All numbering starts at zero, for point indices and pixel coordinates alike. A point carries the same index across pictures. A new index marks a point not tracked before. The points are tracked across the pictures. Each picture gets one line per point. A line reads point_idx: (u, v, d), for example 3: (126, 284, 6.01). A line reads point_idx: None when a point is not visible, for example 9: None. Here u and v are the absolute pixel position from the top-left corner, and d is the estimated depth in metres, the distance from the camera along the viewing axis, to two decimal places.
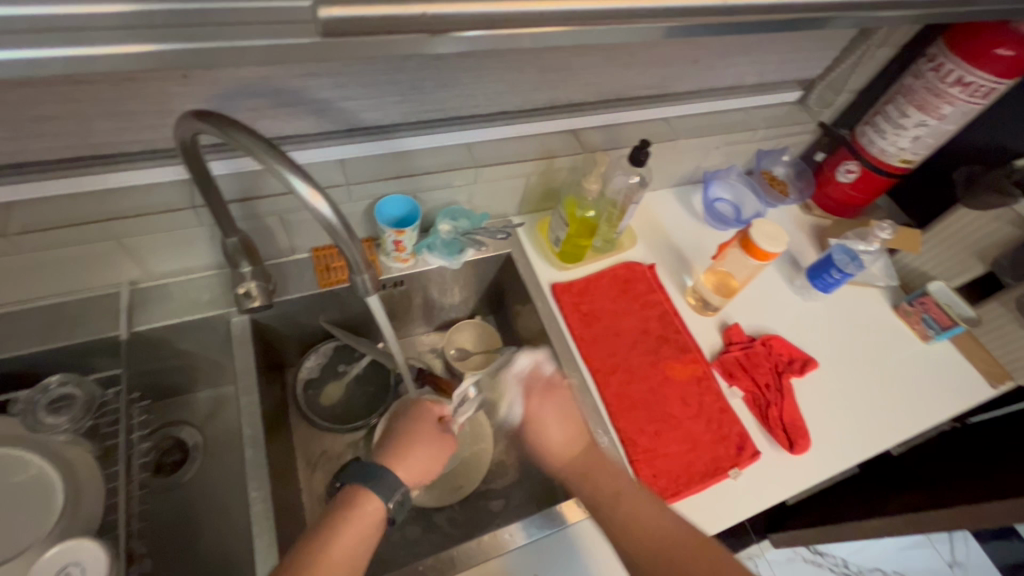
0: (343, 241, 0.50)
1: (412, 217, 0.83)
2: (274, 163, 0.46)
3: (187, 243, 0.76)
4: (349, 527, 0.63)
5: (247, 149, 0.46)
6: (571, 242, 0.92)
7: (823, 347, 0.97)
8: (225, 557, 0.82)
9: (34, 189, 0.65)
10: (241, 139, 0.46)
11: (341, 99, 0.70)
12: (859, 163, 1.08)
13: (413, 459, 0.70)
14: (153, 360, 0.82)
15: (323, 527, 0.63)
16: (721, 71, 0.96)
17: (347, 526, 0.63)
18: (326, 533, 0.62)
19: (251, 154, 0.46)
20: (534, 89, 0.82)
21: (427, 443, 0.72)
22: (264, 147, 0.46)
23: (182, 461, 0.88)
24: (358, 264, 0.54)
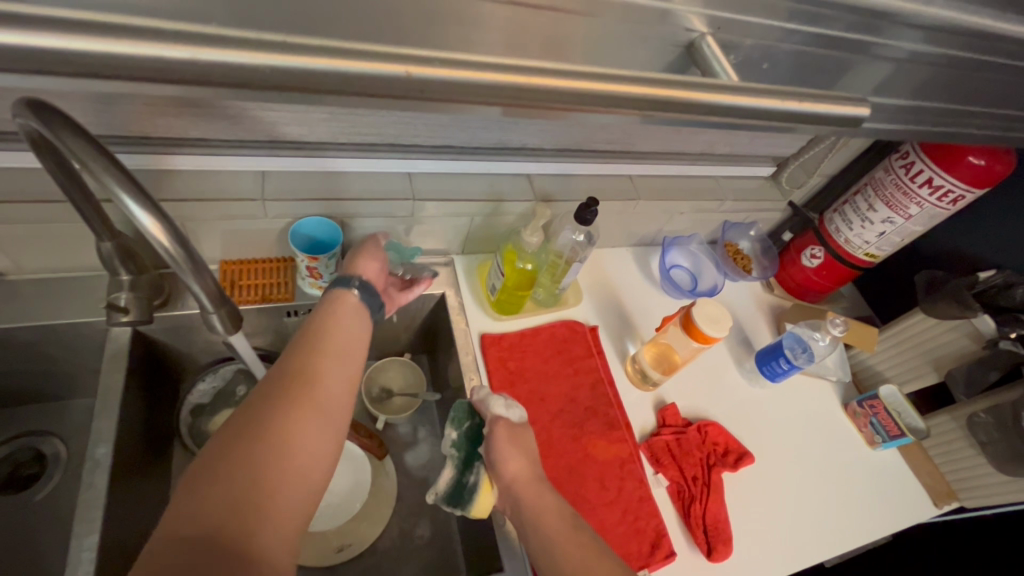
0: (188, 276, 0.46)
1: (333, 243, 0.76)
2: (109, 181, 0.41)
3: (65, 239, 0.68)
4: (312, 413, 0.53)
5: (75, 156, 0.40)
6: (508, 292, 0.86)
7: (763, 441, 0.91)
8: None
9: None
10: (76, 146, 0.40)
11: (258, 109, 0.63)
12: (824, 250, 1.04)
13: (346, 317, 0.64)
14: (11, 361, 0.72)
15: (282, 397, 0.53)
16: (689, 137, 0.92)
17: (307, 409, 0.53)
18: (287, 407, 0.52)
19: (83, 167, 0.41)
20: (484, 128, 0.76)
21: (359, 331, 0.64)
22: (99, 159, 0.40)
23: (38, 476, 0.77)
24: (206, 302, 0.50)
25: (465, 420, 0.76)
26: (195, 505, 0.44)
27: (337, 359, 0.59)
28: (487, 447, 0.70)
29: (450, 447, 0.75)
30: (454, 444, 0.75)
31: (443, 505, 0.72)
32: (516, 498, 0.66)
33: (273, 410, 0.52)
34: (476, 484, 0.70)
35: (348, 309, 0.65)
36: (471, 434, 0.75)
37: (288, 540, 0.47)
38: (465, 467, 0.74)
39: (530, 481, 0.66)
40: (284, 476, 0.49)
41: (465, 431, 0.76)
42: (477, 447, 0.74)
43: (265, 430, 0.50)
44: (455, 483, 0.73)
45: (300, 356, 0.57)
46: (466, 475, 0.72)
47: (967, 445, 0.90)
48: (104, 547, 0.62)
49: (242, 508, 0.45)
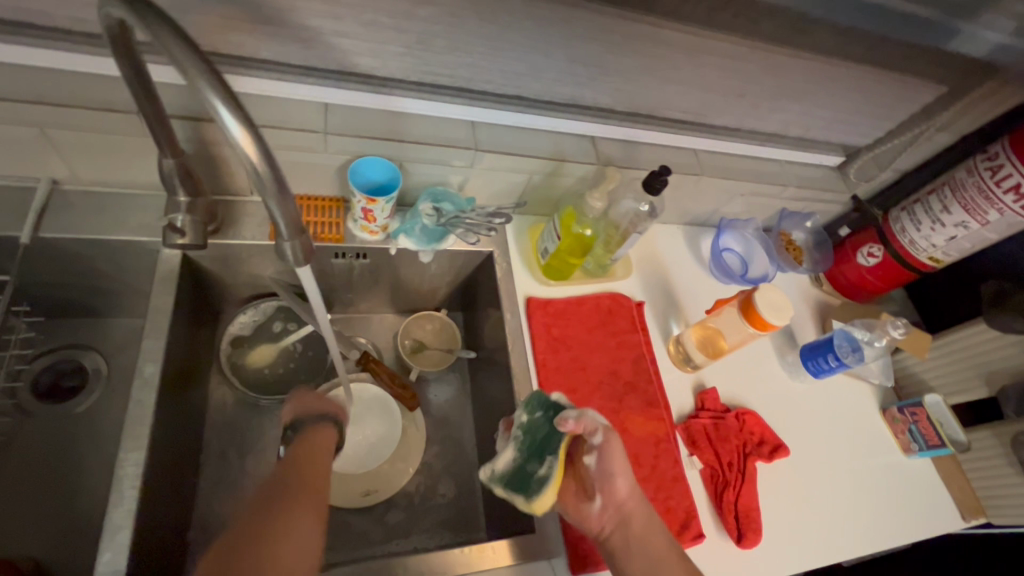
0: (272, 199, 0.44)
1: (391, 186, 0.73)
2: (203, 88, 0.38)
3: (122, 152, 0.66)
4: (299, 511, 0.53)
5: (170, 56, 0.38)
6: (559, 257, 0.83)
7: (798, 436, 0.89)
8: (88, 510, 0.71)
9: None
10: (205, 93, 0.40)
11: (333, 33, 0.60)
12: (885, 250, 1.00)
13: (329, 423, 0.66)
14: (61, 273, 0.71)
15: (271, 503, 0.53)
16: (765, 114, 0.87)
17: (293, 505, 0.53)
18: (277, 518, 0.52)
19: (172, 63, 0.38)
20: (559, 79, 0.73)
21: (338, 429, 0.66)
22: (197, 62, 0.38)
23: (78, 390, 0.77)
24: (286, 228, 0.47)
25: (539, 410, 0.68)
26: None
27: (315, 456, 0.61)
28: (599, 459, 0.65)
29: (517, 429, 0.68)
30: (523, 427, 0.68)
31: (497, 485, 0.65)
32: (625, 518, 0.65)
33: (262, 524, 0.51)
34: (547, 475, 0.63)
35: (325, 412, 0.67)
36: (545, 425, 0.67)
37: None
38: (530, 453, 0.66)
39: (638, 501, 0.65)
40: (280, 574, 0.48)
41: (539, 420, 0.68)
42: (550, 438, 0.66)
43: (247, 558, 0.48)
44: (518, 469, 0.66)
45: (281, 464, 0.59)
46: (533, 463, 0.65)
47: (1007, 462, 0.88)
48: (149, 463, 0.62)
49: None
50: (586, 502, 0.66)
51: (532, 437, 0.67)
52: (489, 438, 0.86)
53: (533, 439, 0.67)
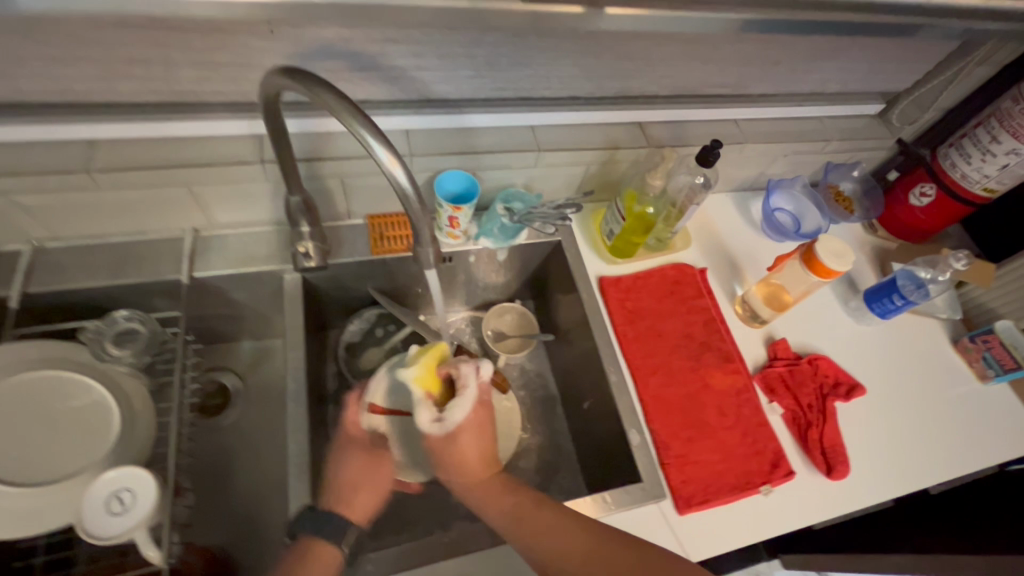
0: (413, 208, 0.54)
1: (468, 194, 0.83)
2: (358, 127, 0.49)
3: (249, 197, 0.78)
4: None
5: (332, 110, 0.50)
6: (624, 237, 0.91)
7: (872, 376, 0.94)
8: (250, 504, 0.83)
9: (121, 130, 0.67)
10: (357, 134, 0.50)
11: (416, 68, 0.70)
12: (937, 187, 1.02)
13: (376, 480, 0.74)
14: (207, 306, 0.84)
15: None
16: (801, 76, 0.92)
17: None
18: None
19: (334, 114, 0.50)
20: (608, 76, 0.80)
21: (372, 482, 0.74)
22: (352, 111, 0.49)
23: (223, 406, 0.88)
24: (424, 236, 0.58)
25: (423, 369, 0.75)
26: None
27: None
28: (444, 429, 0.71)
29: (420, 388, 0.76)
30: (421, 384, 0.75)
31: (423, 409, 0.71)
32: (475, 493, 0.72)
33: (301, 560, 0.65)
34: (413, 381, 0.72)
35: (373, 469, 0.75)
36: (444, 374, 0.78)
37: None
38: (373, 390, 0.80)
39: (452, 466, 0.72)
40: None
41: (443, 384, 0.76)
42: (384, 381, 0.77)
43: None
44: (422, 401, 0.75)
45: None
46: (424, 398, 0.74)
47: None
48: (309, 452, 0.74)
49: None
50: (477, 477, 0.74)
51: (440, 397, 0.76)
52: (578, 409, 0.95)
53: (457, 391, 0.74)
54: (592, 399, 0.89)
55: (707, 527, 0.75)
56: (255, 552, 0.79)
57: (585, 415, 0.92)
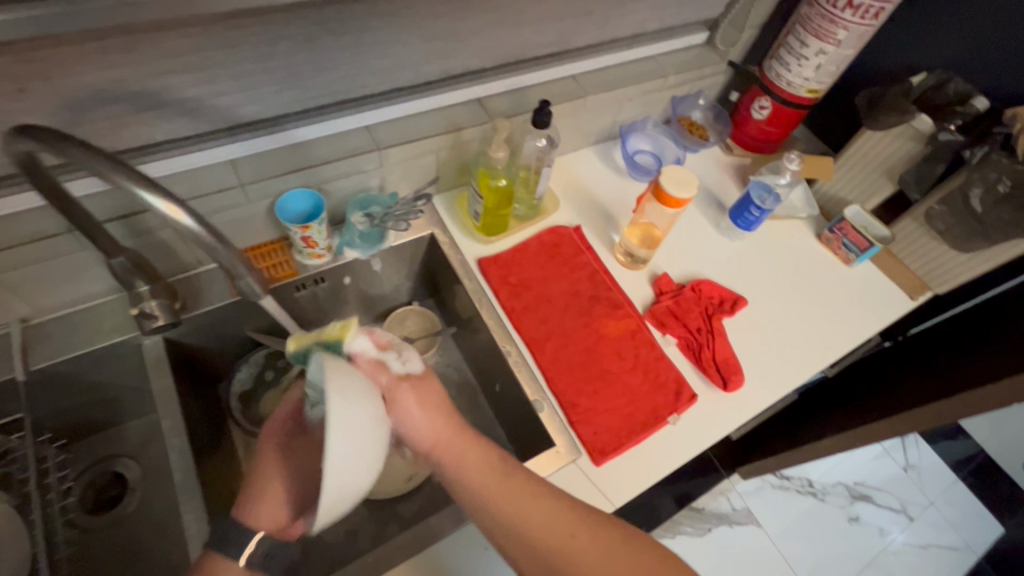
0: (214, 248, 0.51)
1: (318, 209, 0.80)
2: (124, 180, 0.46)
3: (72, 271, 0.71)
4: None
5: (86, 164, 0.45)
6: (492, 214, 0.90)
7: (752, 286, 1.00)
8: None
9: None
10: (128, 187, 0.46)
11: (211, 95, 0.66)
12: (771, 99, 1.09)
13: (280, 481, 0.70)
14: (65, 396, 0.77)
15: None
16: (619, 20, 0.95)
17: None
18: None
19: (89, 168, 0.45)
20: (427, 60, 0.79)
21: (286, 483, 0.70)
22: (108, 163, 0.45)
23: (121, 494, 0.82)
24: (238, 268, 0.57)
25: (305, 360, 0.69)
26: None
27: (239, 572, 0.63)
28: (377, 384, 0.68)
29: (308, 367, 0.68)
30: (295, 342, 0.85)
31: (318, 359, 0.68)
32: (435, 457, 0.67)
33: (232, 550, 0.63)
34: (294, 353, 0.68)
35: (291, 460, 0.72)
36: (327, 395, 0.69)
37: None
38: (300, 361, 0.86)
39: (448, 438, 0.67)
40: None
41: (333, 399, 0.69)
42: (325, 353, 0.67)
43: None
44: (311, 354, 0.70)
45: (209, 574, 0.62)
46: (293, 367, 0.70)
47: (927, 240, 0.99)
48: (209, 521, 0.69)
49: None
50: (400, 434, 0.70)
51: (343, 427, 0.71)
52: (493, 392, 0.95)
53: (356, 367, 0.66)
54: (502, 380, 0.89)
55: (625, 472, 0.78)
56: None
57: (500, 397, 0.93)
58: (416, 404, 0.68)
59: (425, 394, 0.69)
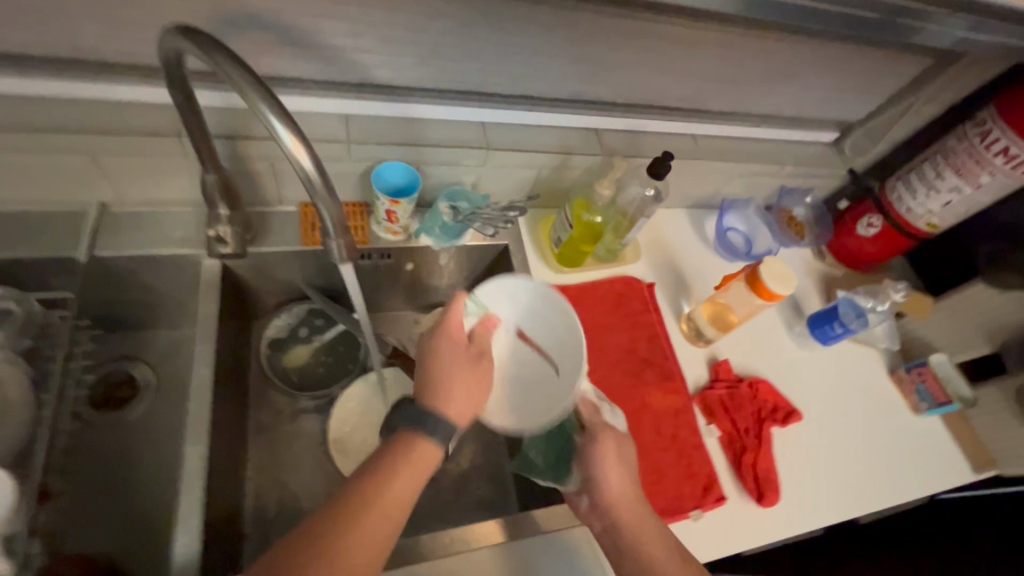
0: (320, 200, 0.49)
1: (410, 188, 0.78)
2: (262, 107, 0.44)
3: (164, 173, 0.71)
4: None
5: (231, 81, 0.44)
6: (573, 245, 0.88)
7: (811, 402, 0.93)
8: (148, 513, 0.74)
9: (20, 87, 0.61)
10: (264, 114, 0.44)
11: (353, 49, 0.65)
12: (883, 219, 1.03)
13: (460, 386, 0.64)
14: (113, 288, 0.76)
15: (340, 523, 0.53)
16: (759, 96, 0.92)
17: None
18: (385, 483, 0.56)
19: (233, 85, 0.44)
20: (564, 78, 0.77)
21: (472, 391, 0.64)
22: (254, 87, 0.44)
23: (129, 398, 0.80)
24: (332, 228, 0.54)
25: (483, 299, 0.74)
26: None
27: (403, 490, 0.56)
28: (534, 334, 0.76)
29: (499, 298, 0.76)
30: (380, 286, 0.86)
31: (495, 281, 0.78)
32: (612, 521, 0.66)
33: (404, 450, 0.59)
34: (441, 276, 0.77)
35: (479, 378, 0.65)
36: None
37: None
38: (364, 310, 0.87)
39: (630, 500, 0.66)
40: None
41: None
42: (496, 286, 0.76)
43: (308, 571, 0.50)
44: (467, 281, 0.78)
45: (391, 468, 0.57)
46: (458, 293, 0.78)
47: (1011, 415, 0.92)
48: (208, 458, 0.67)
49: None
50: (575, 497, 0.70)
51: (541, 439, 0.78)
52: None
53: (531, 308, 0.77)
54: None
55: None
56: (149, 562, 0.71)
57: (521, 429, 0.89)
58: (615, 461, 0.68)
59: (623, 453, 0.69)
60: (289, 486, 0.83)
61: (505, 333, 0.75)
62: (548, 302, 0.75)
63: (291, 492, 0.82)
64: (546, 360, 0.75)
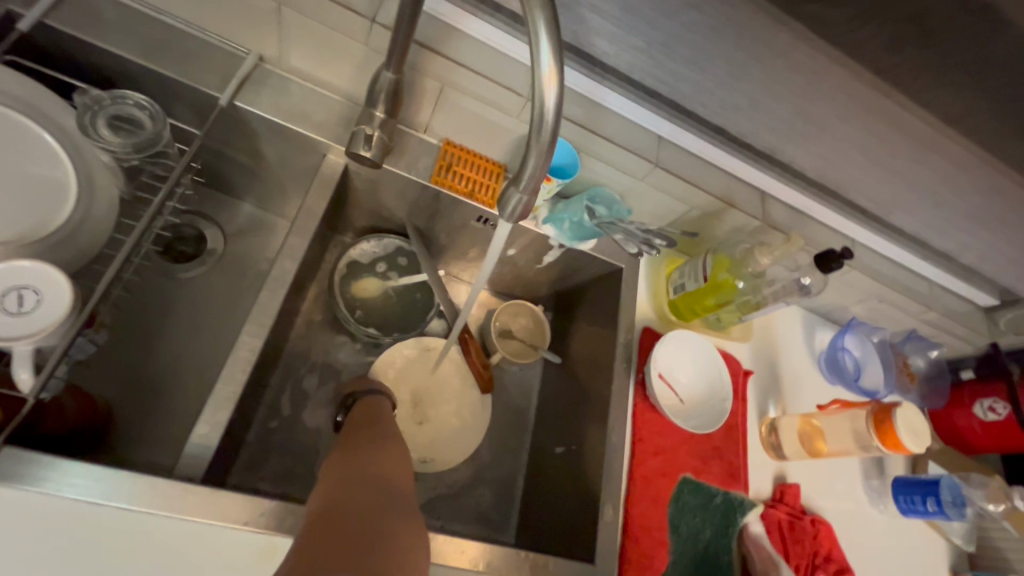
0: (539, 142, 0.43)
1: (564, 171, 0.72)
2: (536, 16, 0.38)
3: (337, 54, 0.66)
4: (380, 452, 0.54)
5: None
6: (690, 299, 0.80)
7: (864, 567, 0.83)
8: (161, 378, 0.69)
9: None
10: (537, 20, 0.38)
11: (590, 7, 0.59)
12: (1010, 410, 0.92)
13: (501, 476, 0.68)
14: (227, 143, 0.71)
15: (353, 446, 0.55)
16: (948, 231, 0.83)
17: (390, 452, 0.55)
18: (365, 443, 0.56)
19: None
20: (773, 127, 0.70)
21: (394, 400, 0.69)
22: None
23: (189, 257, 0.76)
24: (526, 181, 0.46)
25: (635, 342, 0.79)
26: (340, 491, 0.47)
27: (386, 417, 0.63)
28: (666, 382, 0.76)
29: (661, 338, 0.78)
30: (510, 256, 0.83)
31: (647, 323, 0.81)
32: None
33: (368, 441, 0.56)
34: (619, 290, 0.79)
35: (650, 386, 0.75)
36: (705, 525, 0.73)
37: (395, 485, 0.50)
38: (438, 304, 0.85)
39: None
40: (373, 463, 0.52)
41: (709, 531, 0.73)
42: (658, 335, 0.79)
43: (347, 469, 0.50)
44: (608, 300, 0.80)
45: (352, 439, 0.57)
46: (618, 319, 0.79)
47: None
48: (260, 352, 0.61)
49: (360, 514, 0.44)
50: None
51: (686, 566, 0.70)
52: (548, 448, 0.83)
53: (670, 356, 0.78)
54: (576, 449, 0.77)
55: None
56: (142, 429, 0.65)
57: (554, 461, 0.81)
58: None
59: None
60: (304, 412, 0.77)
61: (657, 374, 0.75)
62: (690, 345, 0.79)
63: (304, 417, 0.76)
64: (681, 402, 0.76)
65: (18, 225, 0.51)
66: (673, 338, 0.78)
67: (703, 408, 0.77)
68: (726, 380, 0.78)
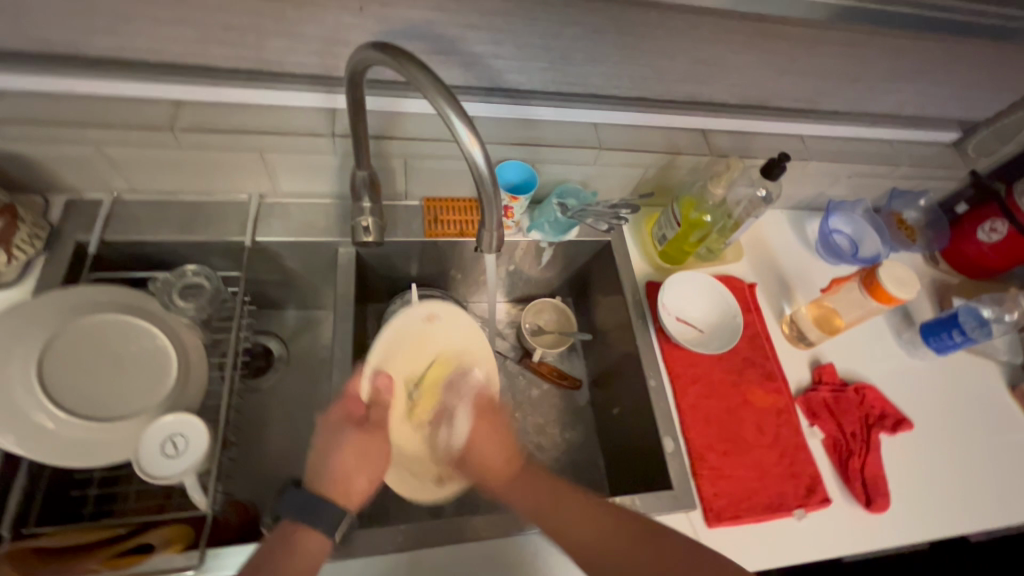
0: (486, 187, 0.55)
1: (527, 185, 0.82)
2: (444, 106, 0.50)
3: (316, 170, 0.81)
4: None
5: (419, 85, 0.50)
6: (676, 243, 0.90)
7: (922, 412, 0.90)
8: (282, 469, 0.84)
9: (206, 92, 0.72)
10: (446, 108, 0.50)
11: (491, 56, 0.72)
12: (1009, 223, 0.97)
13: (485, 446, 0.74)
14: (261, 270, 0.86)
15: None
16: (879, 96, 0.90)
17: None
18: None
19: (416, 85, 0.50)
20: (682, 79, 0.80)
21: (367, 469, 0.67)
22: (435, 86, 0.50)
23: (264, 369, 0.91)
24: (490, 219, 0.59)
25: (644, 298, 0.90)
26: None
27: None
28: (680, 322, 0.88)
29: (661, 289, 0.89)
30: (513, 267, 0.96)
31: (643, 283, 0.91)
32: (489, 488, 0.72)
33: None
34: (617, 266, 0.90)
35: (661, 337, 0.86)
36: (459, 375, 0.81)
37: None
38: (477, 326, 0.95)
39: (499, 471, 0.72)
40: None
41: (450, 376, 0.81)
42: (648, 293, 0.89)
43: None
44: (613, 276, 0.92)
45: None
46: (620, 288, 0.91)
47: None
48: None
49: None
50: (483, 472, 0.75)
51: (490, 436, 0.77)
52: (608, 412, 0.94)
53: (678, 300, 0.89)
54: (628, 404, 0.88)
55: (727, 549, 0.74)
56: None
57: (616, 421, 0.92)
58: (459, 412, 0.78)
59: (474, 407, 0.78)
60: None
61: (670, 317, 0.87)
62: (690, 285, 0.89)
63: None
64: (703, 333, 0.87)
65: (149, 392, 0.67)
66: (675, 283, 0.89)
67: (722, 331, 0.87)
68: (731, 299, 0.87)
